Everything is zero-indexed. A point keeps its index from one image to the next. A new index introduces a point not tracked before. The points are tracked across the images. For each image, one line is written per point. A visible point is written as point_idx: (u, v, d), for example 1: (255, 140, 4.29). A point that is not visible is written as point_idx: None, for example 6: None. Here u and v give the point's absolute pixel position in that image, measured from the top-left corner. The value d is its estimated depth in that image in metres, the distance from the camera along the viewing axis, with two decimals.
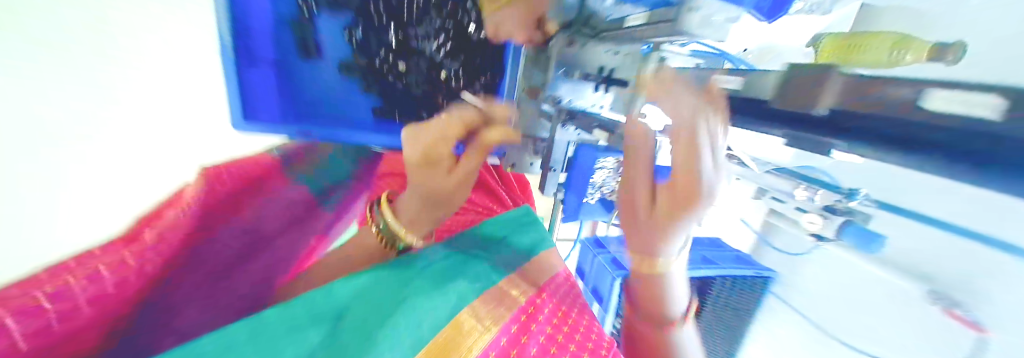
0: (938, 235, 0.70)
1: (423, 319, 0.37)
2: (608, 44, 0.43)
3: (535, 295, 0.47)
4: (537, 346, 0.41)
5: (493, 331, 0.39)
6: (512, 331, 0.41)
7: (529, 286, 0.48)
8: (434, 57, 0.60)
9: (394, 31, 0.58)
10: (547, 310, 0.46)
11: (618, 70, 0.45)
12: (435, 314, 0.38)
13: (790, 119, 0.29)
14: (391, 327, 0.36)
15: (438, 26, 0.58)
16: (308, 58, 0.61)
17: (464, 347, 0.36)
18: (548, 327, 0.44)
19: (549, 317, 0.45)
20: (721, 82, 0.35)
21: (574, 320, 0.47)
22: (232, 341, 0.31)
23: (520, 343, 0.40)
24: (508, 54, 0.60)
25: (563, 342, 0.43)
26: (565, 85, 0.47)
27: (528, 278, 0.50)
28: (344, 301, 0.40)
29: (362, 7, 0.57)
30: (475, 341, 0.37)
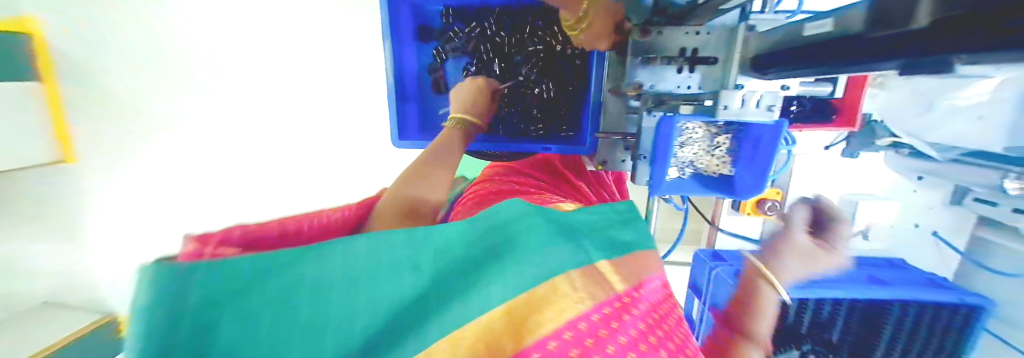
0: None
1: (525, 277, 0.29)
2: (688, 26, 0.46)
3: (636, 284, 0.36)
4: (653, 330, 0.33)
5: (587, 305, 0.30)
6: (602, 311, 0.30)
7: (623, 279, 0.36)
8: (528, 76, 0.71)
9: (498, 63, 0.72)
10: (657, 303, 0.37)
11: (701, 50, 0.47)
12: (512, 282, 0.29)
13: (944, 48, 0.22)
14: (469, 295, 0.27)
15: (532, 49, 0.69)
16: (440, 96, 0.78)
17: (554, 312, 0.28)
18: (640, 326, 0.32)
19: (645, 314, 0.33)
20: (812, 28, 0.34)
21: (682, 308, 0.41)
22: (240, 272, 0.23)
23: (634, 330, 0.32)
24: (595, 66, 0.65)
25: (676, 330, 0.36)
26: (644, 72, 0.50)
27: (635, 267, 0.40)
28: (358, 253, 0.27)
29: (474, 50, 0.73)
30: (548, 318, 0.28)
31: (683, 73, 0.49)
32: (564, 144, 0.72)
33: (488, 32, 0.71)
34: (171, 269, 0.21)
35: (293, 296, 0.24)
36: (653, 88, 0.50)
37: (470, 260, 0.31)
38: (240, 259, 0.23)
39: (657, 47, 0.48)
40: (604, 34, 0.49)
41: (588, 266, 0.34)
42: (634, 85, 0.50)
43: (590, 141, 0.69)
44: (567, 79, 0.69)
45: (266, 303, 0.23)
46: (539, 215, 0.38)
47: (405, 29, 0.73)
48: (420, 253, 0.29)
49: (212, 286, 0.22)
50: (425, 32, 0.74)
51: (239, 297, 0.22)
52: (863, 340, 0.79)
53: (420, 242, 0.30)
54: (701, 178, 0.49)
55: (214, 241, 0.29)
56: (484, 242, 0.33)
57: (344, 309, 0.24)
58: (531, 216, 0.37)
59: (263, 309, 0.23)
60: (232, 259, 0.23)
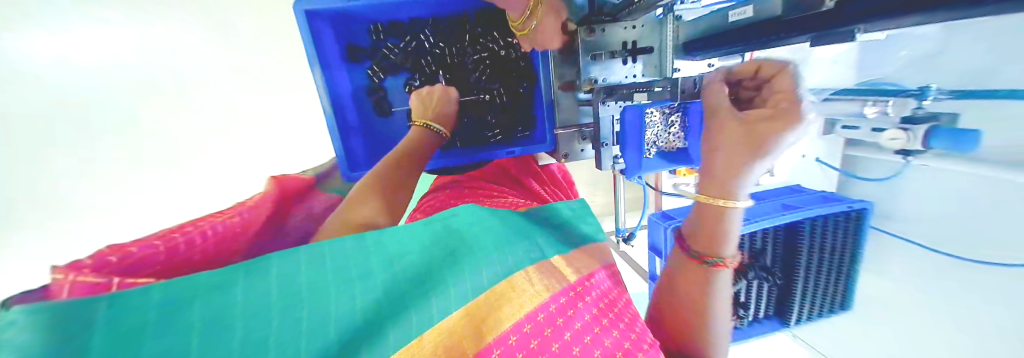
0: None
1: (468, 287, 0.38)
2: (626, 21, 0.50)
3: (582, 279, 0.47)
4: (581, 318, 0.41)
5: (544, 296, 0.41)
6: (561, 301, 0.42)
7: (574, 274, 0.47)
8: (476, 85, 0.71)
9: (442, 75, 0.70)
10: (596, 293, 0.46)
11: (640, 41, 0.51)
12: (475, 278, 0.39)
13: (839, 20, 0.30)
14: (406, 311, 0.35)
15: (476, 57, 0.69)
16: (383, 116, 0.72)
17: (515, 303, 0.39)
18: (592, 310, 0.43)
19: (596, 300, 0.45)
20: (736, 15, 0.40)
21: (618, 297, 0.48)
22: (189, 289, 0.29)
23: (566, 314, 0.41)
24: (540, 66, 0.67)
25: (609, 320, 0.43)
26: (596, 67, 0.53)
27: (576, 265, 0.49)
28: (369, 253, 0.38)
29: (413, 64, 0.70)
30: (506, 315, 0.38)
31: (628, 64, 0.53)
32: (523, 145, 0.73)
33: (427, 45, 0.69)
34: (57, 310, 0.23)
35: (230, 317, 0.29)
36: (604, 80, 0.53)
37: (406, 278, 0.38)
38: (150, 295, 0.27)
39: (603, 44, 0.51)
40: (554, 34, 0.51)
41: (533, 265, 0.45)
42: (588, 81, 0.53)
43: (548, 136, 0.70)
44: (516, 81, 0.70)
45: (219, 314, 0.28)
46: (499, 221, 0.50)
47: (330, 51, 0.66)
48: (360, 277, 0.36)
49: (115, 316, 0.25)
50: (355, 50, 0.67)
51: (169, 324, 0.26)
52: (789, 255, 0.93)
53: (368, 252, 0.38)
54: (663, 155, 0.53)
55: (90, 266, 0.28)
56: (435, 254, 0.41)
57: (294, 329, 0.30)
58: (471, 227, 0.46)
59: (226, 315, 0.29)
60: (144, 288, 0.27)
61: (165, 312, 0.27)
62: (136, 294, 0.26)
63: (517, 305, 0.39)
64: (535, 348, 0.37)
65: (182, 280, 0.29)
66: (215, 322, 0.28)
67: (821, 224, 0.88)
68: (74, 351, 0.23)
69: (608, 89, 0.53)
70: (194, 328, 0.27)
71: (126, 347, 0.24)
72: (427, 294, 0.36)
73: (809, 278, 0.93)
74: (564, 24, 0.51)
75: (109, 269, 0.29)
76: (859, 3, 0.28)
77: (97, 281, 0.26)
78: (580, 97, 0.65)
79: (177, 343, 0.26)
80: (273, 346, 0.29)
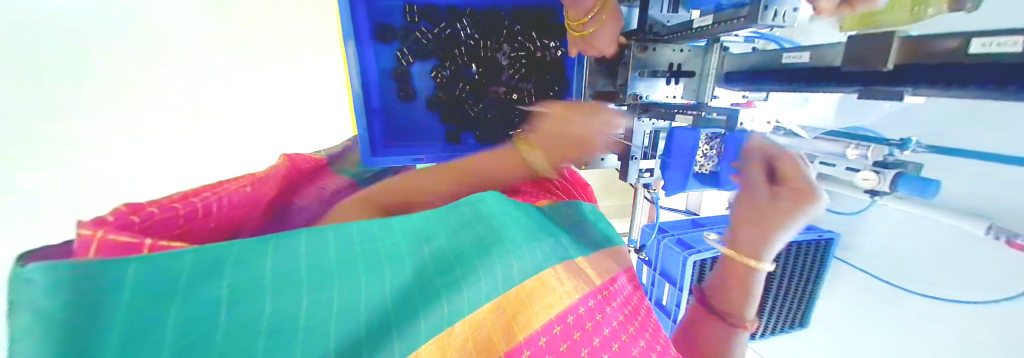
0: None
1: (500, 279, 0.38)
2: (676, 43, 0.52)
3: (607, 283, 0.48)
4: (610, 325, 0.43)
5: (573, 297, 0.42)
6: (589, 303, 0.43)
7: (598, 277, 0.47)
8: (507, 82, 0.70)
9: (474, 68, 0.69)
10: (619, 300, 0.47)
11: (684, 65, 0.53)
12: (506, 271, 0.39)
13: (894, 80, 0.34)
14: (438, 299, 0.34)
15: (511, 54, 0.69)
16: (406, 101, 0.69)
17: (546, 301, 0.40)
18: (620, 316, 0.45)
19: (621, 305, 0.46)
20: (791, 58, 0.43)
21: (643, 312, 0.49)
22: (221, 258, 0.29)
23: (595, 318, 0.42)
24: (574, 72, 0.68)
25: (635, 332, 0.44)
26: (640, 83, 0.55)
27: (598, 268, 0.49)
28: (395, 243, 0.39)
29: (445, 52, 0.67)
30: (538, 315, 0.38)
31: (671, 84, 0.55)
32: None
33: (462, 35, 0.67)
34: (86, 277, 0.22)
35: (258, 290, 0.29)
36: (644, 97, 0.56)
37: (431, 266, 0.39)
38: (178, 261, 0.27)
39: (650, 61, 0.53)
40: (610, 42, 0.52)
41: (561, 264, 0.45)
42: (630, 96, 0.55)
43: None
44: (549, 84, 0.70)
45: (248, 285, 0.29)
46: (518, 216, 0.50)
47: (362, 26, 0.62)
48: (389, 260, 0.37)
49: (137, 282, 0.24)
50: (386, 30, 0.64)
51: (194, 294, 0.26)
52: (764, 275, 1.02)
53: (386, 241, 0.39)
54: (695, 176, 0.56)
55: (113, 223, 0.31)
56: (461, 245, 0.42)
57: (323, 308, 0.30)
58: (501, 216, 0.47)
59: (259, 286, 0.29)
60: (168, 255, 0.27)
61: (194, 279, 0.27)
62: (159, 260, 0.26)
63: (546, 304, 0.40)
64: (563, 351, 0.38)
65: (210, 249, 0.29)
66: (243, 290, 0.28)
67: (794, 249, 0.97)
68: (97, 314, 0.22)
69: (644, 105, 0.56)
70: (222, 297, 0.27)
71: (152, 313, 0.24)
72: (459, 283, 0.37)
73: (778, 298, 1.02)
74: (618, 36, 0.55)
75: (132, 226, 0.33)
76: (922, 69, 0.32)
77: (127, 240, 0.29)
78: None
79: (207, 308, 0.26)
80: (304, 325, 0.29)
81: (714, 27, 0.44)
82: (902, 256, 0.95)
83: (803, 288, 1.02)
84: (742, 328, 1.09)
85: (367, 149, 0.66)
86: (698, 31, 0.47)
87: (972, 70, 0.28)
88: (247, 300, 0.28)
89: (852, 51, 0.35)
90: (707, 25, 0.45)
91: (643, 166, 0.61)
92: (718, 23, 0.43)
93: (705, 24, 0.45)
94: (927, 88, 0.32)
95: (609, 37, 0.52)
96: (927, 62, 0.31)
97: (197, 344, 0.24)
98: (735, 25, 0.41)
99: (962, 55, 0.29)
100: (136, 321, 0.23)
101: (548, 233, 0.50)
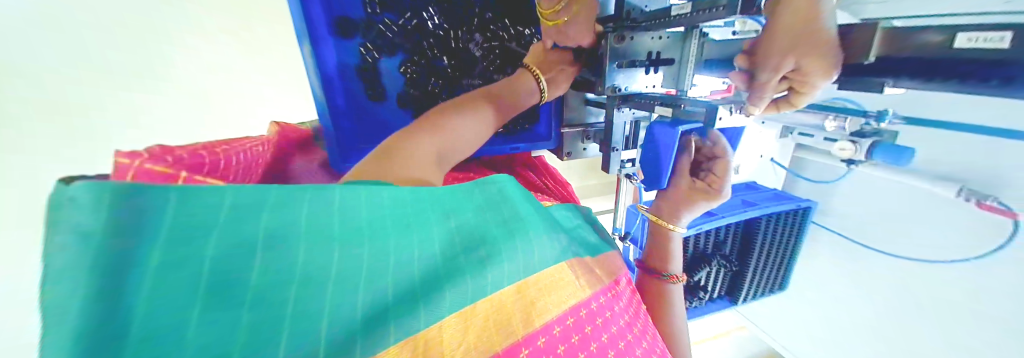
0: (977, 98, 0.72)
1: (526, 264, 0.35)
2: (654, 31, 0.49)
3: (613, 283, 0.46)
4: (615, 323, 0.41)
5: (587, 292, 0.39)
6: (601, 300, 0.40)
7: (605, 275, 0.46)
8: (482, 74, 0.66)
9: (446, 60, 0.65)
10: (623, 300, 0.45)
11: (663, 53, 0.51)
12: (533, 254, 0.36)
13: (878, 70, 0.33)
14: (466, 277, 0.30)
15: (485, 44, 0.65)
16: (375, 101, 0.65)
17: (562, 293, 0.37)
18: (625, 317, 0.43)
19: (626, 307, 0.44)
20: None
21: (640, 310, 0.48)
22: (256, 197, 0.24)
23: (604, 316, 0.40)
24: None
25: (636, 331, 0.43)
26: (619, 75, 0.52)
27: (605, 268, 0.48)
28: (430, 207, 0.33)
29: (413, 45, 0.63)
30: (553, 303, 0.35)
31: (650, 73, 0.53)
32: (526, 140, 0.71)
33: (431, 25, 0.62)
34: (125, 195, 0.18)
35: (294, 238, 0.24)
36: (624, 88, 0.53)
37: (462, 240, 0.33)
38: (219, 199, 0.22)
39: (629, 51, 0.50)
40: (586, 30, 0.50)
41: (576, 259, 0.42)
42: (609, 89, 0.52)
43: (553, 134, 0.69)
44: None
45: (283, 230, 0.24)
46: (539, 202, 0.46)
47: (319, 22, 0.57)
48: (418, 226, 0.31)
49: (179, 217, 0.20)
50: (346, 25, 0.59)
51: (232, 233, 0.22)
52: (744, 245, 1.05)
53: (425, 201, 0.33)
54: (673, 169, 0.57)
55: (147, 155, 0.32)
56: (495, 217, 0.36)
57: (357, 265, 0.26)
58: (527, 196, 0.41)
59: (292, 237, 0.24)
60: (204, 190, 0.22)
61: (233, 216, 0.22)
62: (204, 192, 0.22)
63: (564, 291, 0.37)
64: (576, 343, 0.36)
65: (252, 187, 0.24)
66: (276, 236, 0.24)
67: (773, 220, 1.00)
68: (134, 241, 0.19)
69: (623, 96, 0.54)
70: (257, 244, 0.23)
71: (189, 249, 0.20)
72: (491, 260, 0.32)
73: (759, 266, 1.06)
74: (595, 24, 0.51)
75: (166, 160, 0.33)
76: (906, 60, 0.30)
77: (163, 170, 0.30)
78: (589, 97, 0.66)
79: (231, 254, 0.22)
80: (331, 280, 0.25)
81: (694, 15, 0.41)
82: (874, 220, 1.00)
83: (782, 254, 1.06)
84: (725, 295, 1.14)
85: (338, 156, 0.65)
86: (679, 18, 0.44)
87: (958, 64, 0.27)
88: (272, 253, 0.23)
89: (804, 62, 0.36)
90: (686, 13, 0.43)
91: (625, 157, 0.60)
92: (697, 11, 0.41)
93: (685, 12, 0.43)
94: (911, 80, 0.31)
95: (582, 27, 0.50)
96: (910, 52, 0.29)
97: (228, 287, 0.21)
98: (715, 14, 0.39)
99: (948, 46, 0.27)
100: (174, 251, 0.20)
101: (562, 227, 0.47)
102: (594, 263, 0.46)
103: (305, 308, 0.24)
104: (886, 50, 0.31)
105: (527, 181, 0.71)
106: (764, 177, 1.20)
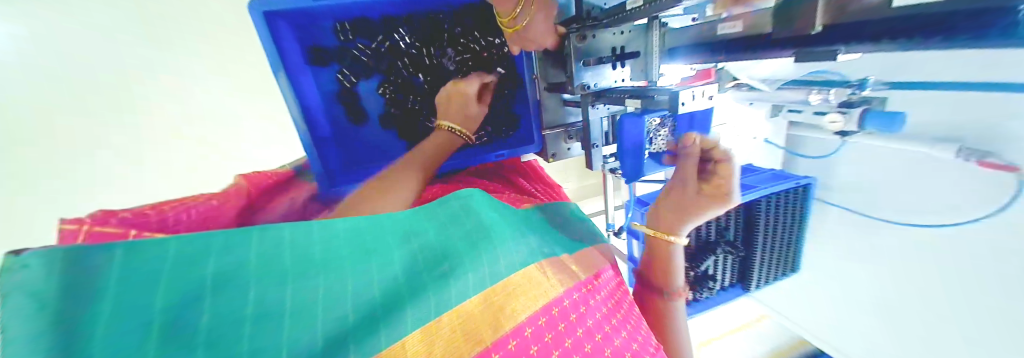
0: (962, 55, 0.71)
1: (487, 274, 0.36)
2: (616, 26, 0.50)
3: (591, 276, 0.46)
4: (593, 316, 0.41)
5: (559, 290, 0.40)
6: (575, 296, 0.41)
7: (581, 270, 0.46)
8: None
9: (421, 77, 0.67)
10: (604, 293, 0.45)
11: (628, 46, 0.52)
12: (494, 265, 0.38)
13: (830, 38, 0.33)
14: (423, 294, 0.33)
15: (458, 58, 0.66)
16: (357, 124, 0.67)
17: (532, 296, 0.37)
18: (603, 308, 0.43)
19: (606, 299, 0.45)
20: (726, 28, 0.41)
21: (623, 300, 0.48)
22: (204, 247, 0.28)
23: (580, 310, 0.40)
24: (524, 68, 0.66)
25: (615, 322, 0.43)
26: (587, 73, 0.53)
27: (583, 264, 0.48)
28: (384, 234, 0.37)
29: (388, 67, 0.65)
30: (523, 307, 0.36)
31: (618, 68, 0.53)
32: (510, 146, 0.72)
33: (402, 45, 0.64)
34: (77, 260, 0.22)
35: (244, 278, 0.28)
36: (594, 85, 0.54)
37: (419, 260, 0.36)
38: (164, 251, 0.26)
39: (592, 49, 0.51)
40: (547, 33, 0.51)
41: (546, 259, 0.43)
42: (579, 88, 0.53)
43: (536, 137, 0.70)
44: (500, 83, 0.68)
45: (232, 272, 0.28)
46: (504, 213, 0.48)
47: (294, 55, 0.59)
48: (374, 253, 0.35)
49: (126, 274, 0.24)
50: (321, 56, 0.61)
51: (181, 279, 0.26)
52: (748, 230, 1.04)
53: (376, 231, 0.37)
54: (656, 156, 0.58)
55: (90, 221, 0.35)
56: (451, 235, 0.40)
57: (309, 296, 0.29)
58: (490, 211, 0.45)
59: (242, 278, 0.28)
60: (153, 248, 0.26)
61: (180, 264, 0.26)
62: (152, 249, 0.26)
63: (533, 295, 0.38)
64: (549, 342, 0.36)
65: (196, 238, 0.28)
66: (225, 277, 0.27)
67: (773, 200, 0.98)
68: (99, 292, 0.23)
69: (594, 93, 0.55)
70: (207, 287, 0.26)
71: (142, 297, 0.24)
72: (445, 277, 0.35)
73: (766, 250, 1.04)
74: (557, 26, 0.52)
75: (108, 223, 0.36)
76: (852, 26, 0.30)
77: (113, 231, 0.33)
78: (565, 97, 0.66)
79: (186, 298, 0.25)
80: (286, 313, 0.28)
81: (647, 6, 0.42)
82: (882, 190, 0.96)
83: (788, 235, 1.04)
84: (737, 283, 1.12)
85: (326, 181, 0.65)
86: (635, 11, 0.44)
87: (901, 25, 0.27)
88: (224, 295, 0.27)
89: None
90: (640, 5, 0.43)
91: (606, 153, 0.60)
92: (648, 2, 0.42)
93: (639, 4, 0.43)
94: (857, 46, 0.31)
95: (546, 30, 0.50)
96: (856, 18, 0.30)
97: (182, 330, 0.24)
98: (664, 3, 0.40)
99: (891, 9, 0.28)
100: (129, 303, 0.23)
101: (531, 231, 0.49)
102: (568, 260, 0.46)
103: (261, 342, 0.26)
104: (831, 20, 0.32)
105: (517, 187, 0.71)
106: (763, 159, 1.19)
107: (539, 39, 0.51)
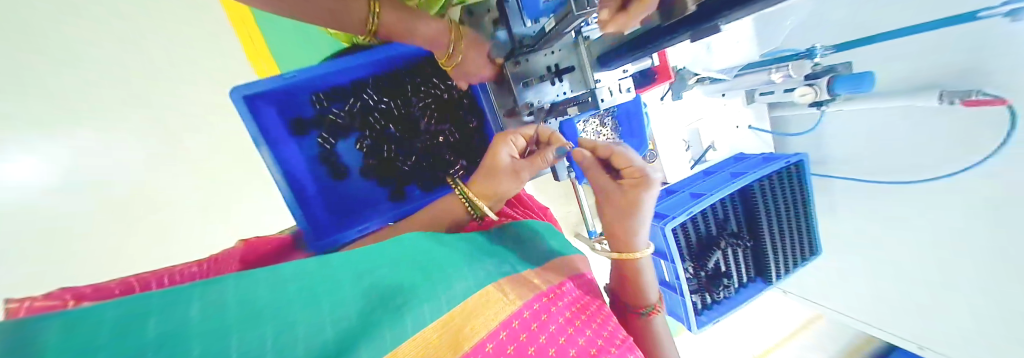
0: (910, 8, 0.73)
1: (444, 298, 0.37)
2: (545, 48, 0.55)
3: (554, 286, 0.47)
4: (555, 323, 0.42)
5: (518, 303, 0.41)
6: (535, 306, 0.42)
7: (543, 282, 0.47)
8: (427, 130, 0.74)
9: (393, 127, 0.73)
10: (567, 299, 0.46)
11: (561, 63, 0.57)
12: (450, 291, 0.39)
13: (711, 12, 0.36)
14: (382, 327, 0.32)
15: (422, 104, 0.73)
16: (340, 179, 0.72)
17: (490, 313, 0.39)
18: (565, 314, 0.44)
19: (568, 304, 0.45)
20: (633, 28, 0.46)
21: (593, 304, 0.49)
22: (146, 305, 0.26)
23: (541, 318, 0.41)
24: (482, 102, 0.72)
25: (579, 324, 0.43)
26: (529, 93, 0.58)
27: (544, 277, 0.49)
28: (337, 280, 0.37)
29: (362, 123, 0.72)
30: (482, 324, 0.37)
31: (557, 83, 0.58)
32: None
33: (371, 102, 0.71)
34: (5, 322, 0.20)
35: (190, 332, 0.25)
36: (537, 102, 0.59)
37: (373, 297, 0.37)
38: (102, 314, 0.23)
39: (527, 72, 0.57)
40: (483, 63, 0.56)
41: (504, 279, 0.45)
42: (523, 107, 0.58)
43: None
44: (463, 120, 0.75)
45: (180, 326, 0.25)
46: (455, 247, 0.50)
47: (276, 126, 0.67)
48: (325, 297, 0.34)
49: (60, 334, 0.21)
50: (301, 124, 0.69)
51: (123, 340, 0.23)
52: (750, 219, 1.03)
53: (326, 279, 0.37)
54: None
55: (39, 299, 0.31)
56: (405, 271, 0.41)
57: (261, 344, 0.27)
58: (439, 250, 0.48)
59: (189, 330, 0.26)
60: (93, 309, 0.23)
61: (126, 322, 0.24)
62: (90, 310, 0.23)
63: (493, 311, 0.39)
64: (512, 353, 0.36)
65: (138, 299, 0.26)
66: (170, 331, 0.25)
67: (768, 183, 0.97)
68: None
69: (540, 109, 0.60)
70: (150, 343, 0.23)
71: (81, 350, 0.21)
72: (403, 306, 0.35)
73: (776, 234, 0.99)
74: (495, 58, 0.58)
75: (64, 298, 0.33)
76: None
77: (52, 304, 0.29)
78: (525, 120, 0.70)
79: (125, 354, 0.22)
80: None
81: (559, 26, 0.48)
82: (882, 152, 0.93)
83: (795, 216, 1.00)
84: (757, 277, 1.06)
85: (312, 236, 0.67)
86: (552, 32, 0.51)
87: None
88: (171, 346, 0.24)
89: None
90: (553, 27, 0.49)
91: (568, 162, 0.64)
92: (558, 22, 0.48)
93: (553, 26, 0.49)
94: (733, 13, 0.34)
95: (479, 60, 0.56)
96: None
97: None
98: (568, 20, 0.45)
99: None
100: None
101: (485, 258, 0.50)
102: (525, 277, 0.48)
103: None
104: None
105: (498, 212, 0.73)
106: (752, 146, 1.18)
107: (477, 70, 0.57)
